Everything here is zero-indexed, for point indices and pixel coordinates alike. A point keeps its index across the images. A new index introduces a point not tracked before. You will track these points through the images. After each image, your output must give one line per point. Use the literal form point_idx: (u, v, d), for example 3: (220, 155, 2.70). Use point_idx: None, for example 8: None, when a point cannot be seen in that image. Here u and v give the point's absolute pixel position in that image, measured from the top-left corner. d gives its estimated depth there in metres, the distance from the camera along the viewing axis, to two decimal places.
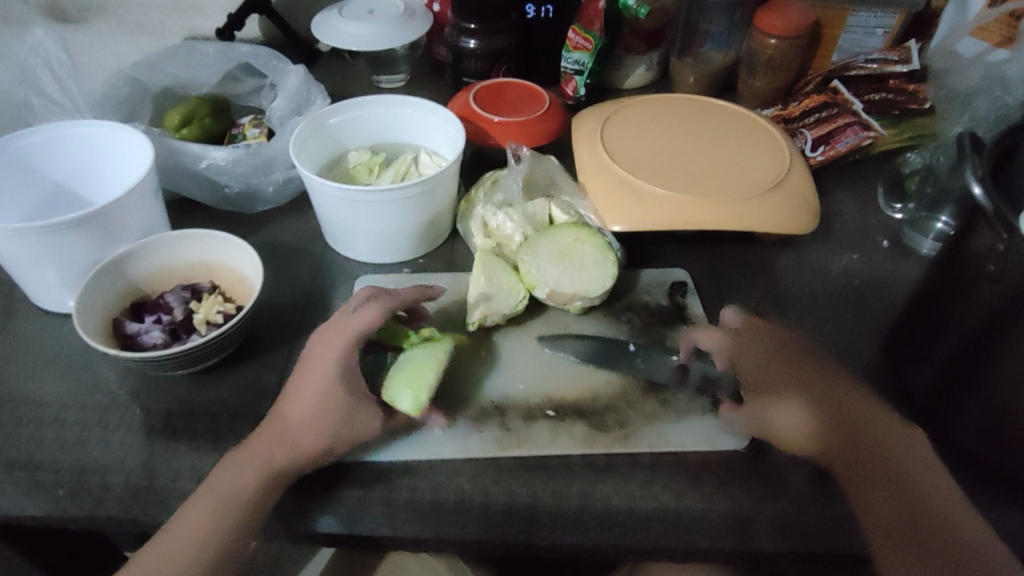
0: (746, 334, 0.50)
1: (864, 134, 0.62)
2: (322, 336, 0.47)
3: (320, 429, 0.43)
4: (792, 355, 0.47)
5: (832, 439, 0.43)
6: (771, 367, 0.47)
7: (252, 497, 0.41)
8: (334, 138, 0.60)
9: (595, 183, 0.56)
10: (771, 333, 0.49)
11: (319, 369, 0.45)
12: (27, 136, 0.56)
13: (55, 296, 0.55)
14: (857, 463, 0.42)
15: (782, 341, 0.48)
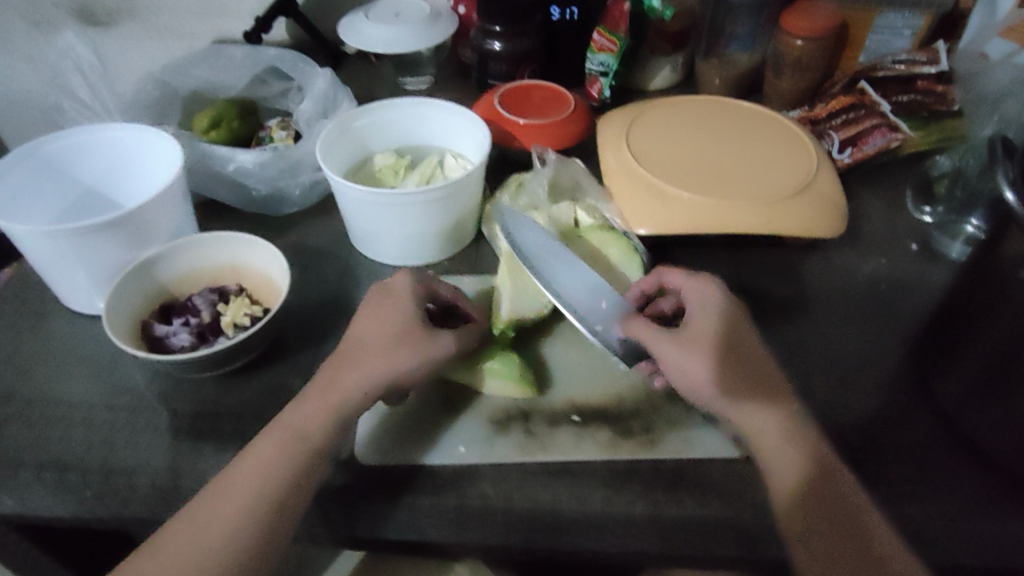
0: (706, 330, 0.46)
1: (892, 136, 0.61)
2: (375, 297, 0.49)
3: (401, 356, 0.45)
4: (749, 384, 0.44)
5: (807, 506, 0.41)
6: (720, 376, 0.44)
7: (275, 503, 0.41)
8: (361, 140, 0.60)
9: (620, 185, 0.56)
10: (734, 338, 0.46)
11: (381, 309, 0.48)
12: (59, 139, 0.57)
13: (85, 297, 0.55)
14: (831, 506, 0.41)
15: (743, 358, 0.45)
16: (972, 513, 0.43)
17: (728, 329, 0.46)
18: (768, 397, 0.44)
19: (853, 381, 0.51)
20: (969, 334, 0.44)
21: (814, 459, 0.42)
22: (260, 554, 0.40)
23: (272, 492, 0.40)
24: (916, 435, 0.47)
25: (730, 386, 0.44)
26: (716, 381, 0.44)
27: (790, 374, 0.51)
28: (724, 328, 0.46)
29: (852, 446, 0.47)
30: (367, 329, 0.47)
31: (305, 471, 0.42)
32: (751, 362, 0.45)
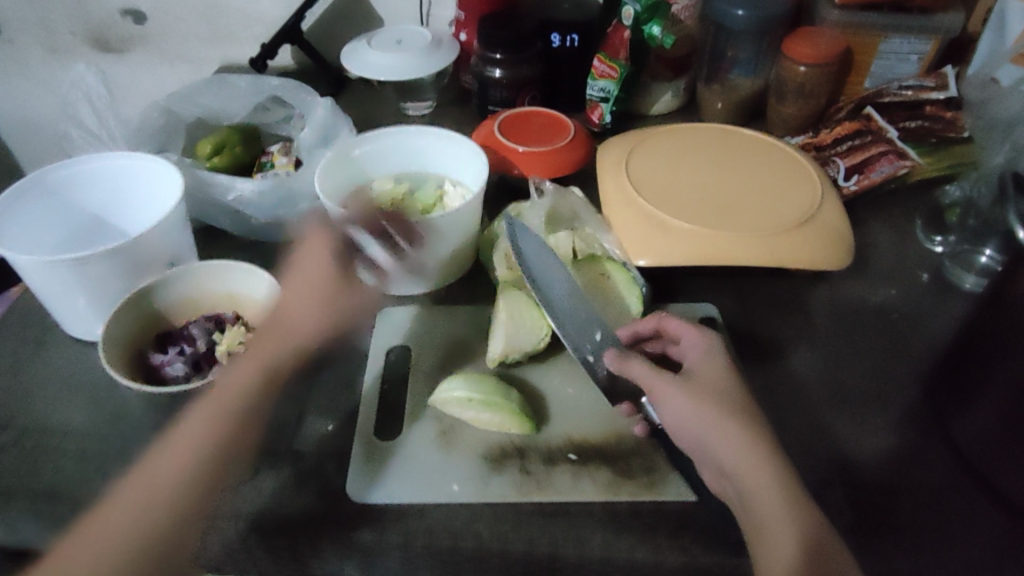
0: (703, 375, 0.44)
1: (899, 164, 0.60)
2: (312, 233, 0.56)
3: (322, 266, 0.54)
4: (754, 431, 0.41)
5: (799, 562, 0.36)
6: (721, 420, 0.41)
7: None
8: (358, 169, 0.60)
9: (620, 216, 0.55)
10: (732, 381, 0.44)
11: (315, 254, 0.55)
12: (65, 168, 0.57)
13: (85, 324, 0.55)
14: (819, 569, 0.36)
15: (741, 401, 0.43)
16: (992, 564, 0.41)
17: (723, 373, 0.44)
18: (762, 442, 0.40)
19: (864, 419, 0.49)
20: (989, 375, 0.45)
21: (813, 514, 0.38)
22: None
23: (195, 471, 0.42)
24: (938, 474, 0.45)
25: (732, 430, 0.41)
26: (718, 425, 0.41)
27: (798, 410, 0.50)
28: (725, 380, 0.44)
29: (868, 490, 0.45)
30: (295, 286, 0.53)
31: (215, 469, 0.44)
32: (753, 413, 0.42)
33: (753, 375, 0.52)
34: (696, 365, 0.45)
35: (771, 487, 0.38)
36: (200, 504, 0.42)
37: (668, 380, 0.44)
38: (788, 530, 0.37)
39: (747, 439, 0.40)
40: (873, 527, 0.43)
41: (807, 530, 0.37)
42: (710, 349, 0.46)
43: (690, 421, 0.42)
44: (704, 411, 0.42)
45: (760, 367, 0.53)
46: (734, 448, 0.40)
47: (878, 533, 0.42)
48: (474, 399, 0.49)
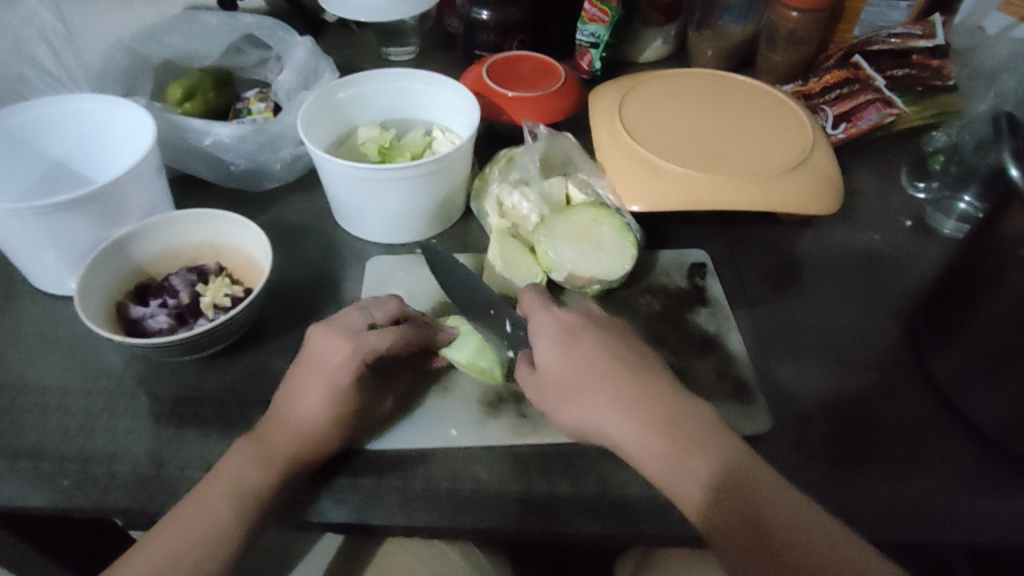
0: (565, 366, 0.43)
1: (886, 111, 0.60)
2: (333, 337, 0.44)
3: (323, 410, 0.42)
4: (652, 419, 0.40)
5: (749, 547, 0.35)
6: (620, 419, 0.40)
7: (248, 497, 0.40)
8: (344, 113, 0.58)
9: (613, 160, 0.55)
10: (602, 362, 0.42)
11: (320, 363, 0.43)
12: (26, 110, 0.52)
13: (56, 277, 0.52)
14: (751, 509, 0.36)
15: (620, 388, 0.41)
16: (968, 489, 0.43)
17: (590, 357, 0.43)
18: (650, 410, 0.40)
19: (849, 359, 0.50)
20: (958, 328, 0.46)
21: (742, 450, 0.39)
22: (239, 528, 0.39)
23: (223, 524, 0.39)
24: (915, 412, 0.47)
25: (632, 425, 0.40)
26: (617, 426, 0.40)
27: (787, 350, 0.51)
28: (580, 358, 0.43)
29: (849, 424, 0.46)
30: (311, 358, 0.44)
31: (242, 523, 0.39)
32: (619, 381, 0.42)
33: (742, 319, 0.53)
34: (545, 358, 0.44)
35: (671, 453, 0.39)
36: (232, 534, 0.39)
37: (550, 395, 0.43)
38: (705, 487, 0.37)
39: (627, 413, 0.40)
40: (850, 459, 0.44)
41: (719, 483, 0.37)
42: (562, 327, 0.44)
43: (591, 422, 0.41)
44: (591, 406, 0.41)
45: (749, 311, 0.54)
46: (621, 434, 0.40)
47: (851, 467, 0.44)
48: (462, 347, 0.48)
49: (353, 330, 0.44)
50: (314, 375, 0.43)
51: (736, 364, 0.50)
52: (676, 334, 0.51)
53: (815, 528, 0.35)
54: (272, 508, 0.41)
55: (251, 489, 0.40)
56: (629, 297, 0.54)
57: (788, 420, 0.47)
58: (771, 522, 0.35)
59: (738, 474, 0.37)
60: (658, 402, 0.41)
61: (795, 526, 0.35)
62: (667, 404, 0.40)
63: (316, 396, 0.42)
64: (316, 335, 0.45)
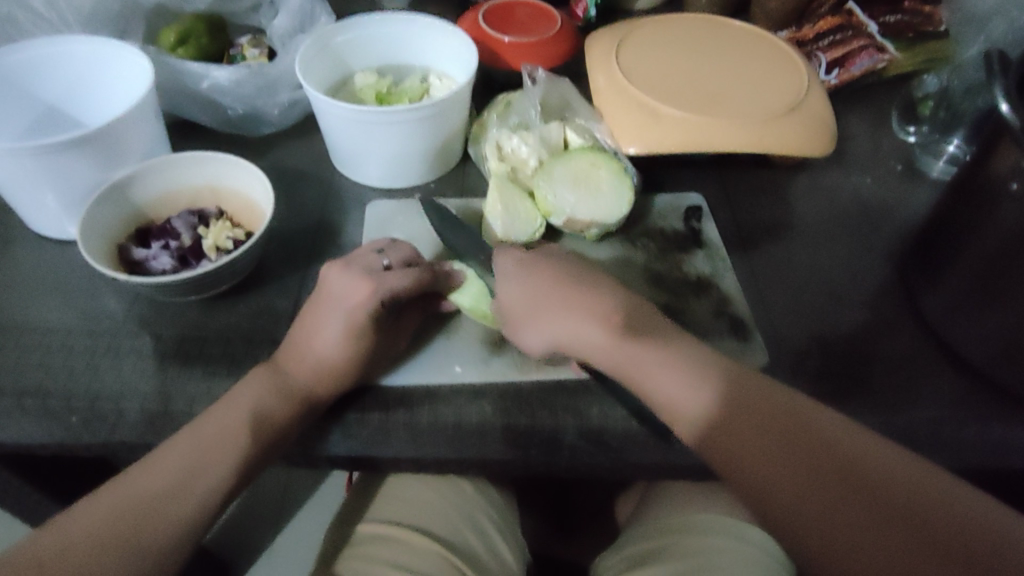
0: (535, 292, 0.45)
1: (878, 57, 0.61)
2: (349, 278, 0.45)
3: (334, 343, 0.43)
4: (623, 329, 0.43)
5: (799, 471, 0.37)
6: (594, 333, 0.43)
7: (263, 427, 0.41)
8: (341, 58, 0.58)
9: (611, 104, 0.55)
10: (564, 284, 0.46)
11: (330, 302, 0.45)
12: (20, 51, 0.51)
13: (54, 220, 0.52)
14: (777, 427, 0.38)
15: (586, 304, 0.44)
16: (956, 417, 0.45)
17: (554, 282, 0.46)
18: (617, 317, 0.44)
19: (843, 297, 0.52)
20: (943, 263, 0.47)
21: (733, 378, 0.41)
22: (249, 459, 0.40)
23: (236, 455, 0.40)
24: (906, 349, 0.49)
25: (603, 335, 0.43)
26: (592, 339, 0.43)
27: (783, 289, 0.52)
28: (543, 286, 0.45)
29: (840, 357, 0.48)
30: (323, 297, 0.45)
31: (256, 452, 0.40)
32: (611, 324, 0.43)
33: (737, 261, 0.54)
34: (513, 289, 0.46)
35: (674, 397, 0.41)
36: (246, 463, 0.40)
37: (524, 322, 0.45)
38: (705, 398, 0.40)
39: (596, 321, 0.43)
40: (841, 390, 0.46)
41: (719, 415, 0.40)
42: (523, 265, 0.47)
43: (565, 337, 0.44)
44: (563, 323, 0.44)
45: (745, 253, 0.55)
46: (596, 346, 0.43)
47: (844, 399, 0.46)
48: (466, 289, 0.49)
49: (369, 268, 0.46)
50: (329, 316, 0.44)
51: (733, 303, 0.51)
52: (674, 275, 0.53)
53: (820, 453, 0.37)
54: (283, 438, 0.42)
55: (262, 422, 0.41)
56: (629, 240, 0.55)
57: (783, 356, 0.48)
58: (770, 440, 0.38)
59: (733, 401, 0.40)
60: (621, 312, 0.44)
61: (793, 453, 0.37)
62: (634, 315, 0.44)
63: (332, 334, 0.43)
64: (327, 284, 0.46)
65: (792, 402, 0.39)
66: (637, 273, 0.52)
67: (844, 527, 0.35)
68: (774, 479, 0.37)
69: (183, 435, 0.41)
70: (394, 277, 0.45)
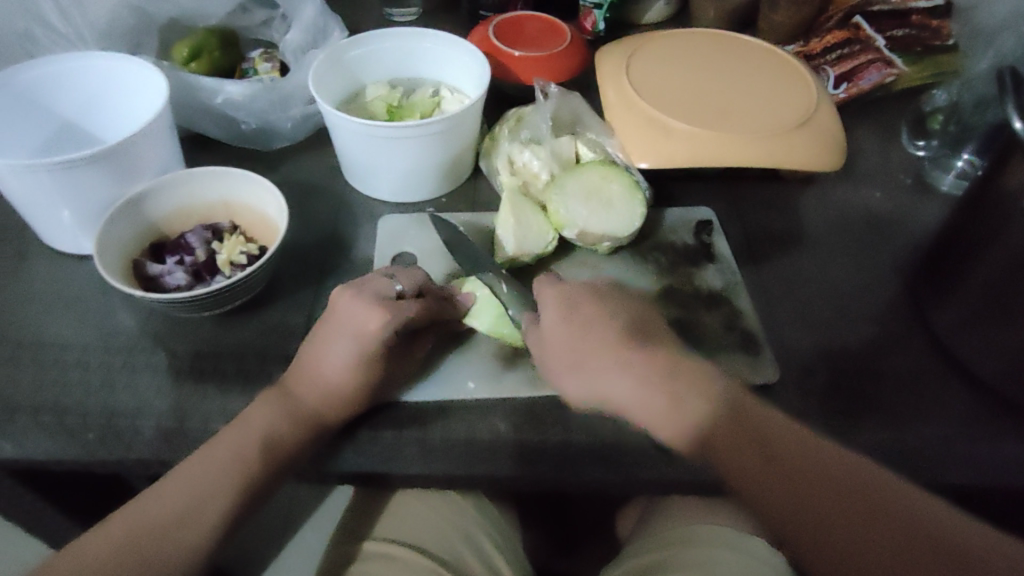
0: (574, 334, 0.45)
1: (887, 71, 0.61)
2: (360, 301, 0.45)
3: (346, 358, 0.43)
4: (659, 377, 0.43)
5: (778, 483, 0.39)
6: (630, 379, 0.43)
7: None
8: (353, 72, 0.58)
9: (622, 118, 0.56)
10: (604, 327, 0.45)
11: (343, 324, 0.44)
12: (36, 68, 0.52)
13: (68, 234, 0.52)
14: (759, 440, 0.41)
15: (625, 351, 0.44)
16: (966, 435, 0.45)
17: (596, 325, 0.45)
18: (653, 365, 0.43)
19: (850, 312, 0.52)
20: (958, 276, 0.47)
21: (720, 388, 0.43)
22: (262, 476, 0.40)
23: None
24: (915, 364, 0.49)
25: (640, 384, 0.43)
26: (630, 388, 0.43)
27: (793, 303, 0.53)
28: (584, 329, 0.45)
29: (851, 373, 0.48)
30: (337, 319, 0.45)
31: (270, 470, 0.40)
32: (655, 380, 0.43)
33: (747, 276, 0.54)
34: (554, 327, 0.45)
35: (679, 418, 0.42)
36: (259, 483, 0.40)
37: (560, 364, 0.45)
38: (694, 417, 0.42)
39: (635, 374, 0.43)
40: (847, 410, 0.46)
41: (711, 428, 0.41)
42: (567, 304, 0.46)
43: (601, 384, 0.44)
44: (603, 371, 0.44)
45: (754, 268, 0.55)
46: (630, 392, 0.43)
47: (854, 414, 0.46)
48: (483, 315, 0.49)
49: (376, 296, 0.45)
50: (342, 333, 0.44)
51: (743, 318, 0.51)
52: (685, 289, 0.53)
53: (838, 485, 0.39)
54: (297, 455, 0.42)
55: (277, 440, 0.41)
56: (641, 254, 0.55)
57: (795, 371, 0.48)
58: (791, 469, 0.39)
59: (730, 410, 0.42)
60: (658, 360, 0.44)
61: (809, 486, 0.39)
62: (668, 363, 0.44)
63: (347, 351, 0.43)
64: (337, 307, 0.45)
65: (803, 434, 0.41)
66: (646, 289, 0.53)
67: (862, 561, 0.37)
68: (794, 509, 0.39)
69: (200, 454, 0.41)
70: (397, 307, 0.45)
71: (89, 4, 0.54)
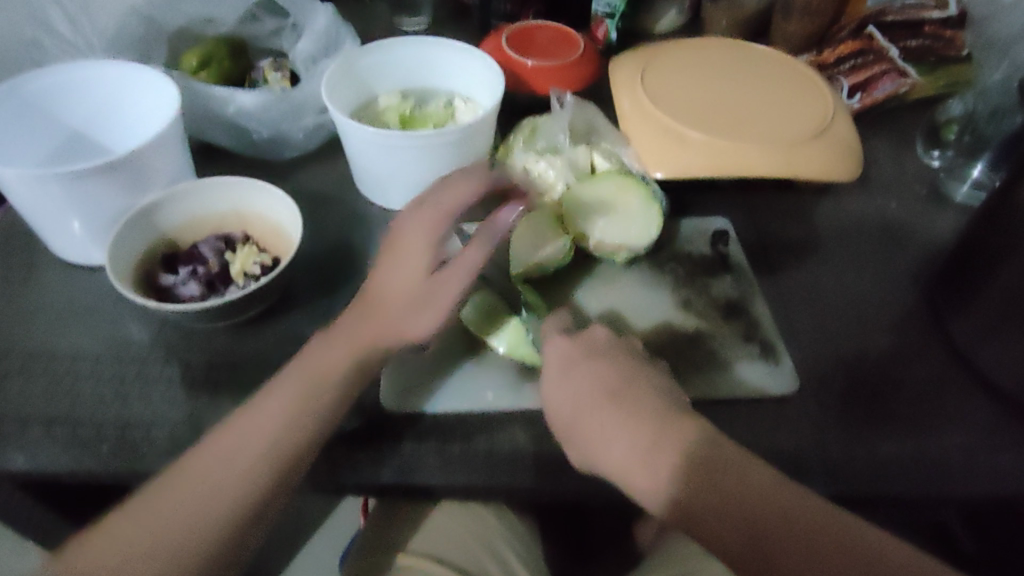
0: (576, 393, 0.44)
1: (901, 81, 0.61)
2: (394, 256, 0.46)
3: None
4: (652, 438, 0.41)
5: (775, 546, 0.37)
6: (625, 441, 0.41)
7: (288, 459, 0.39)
8: (366, 81, 0.58)
9: (637, 128, 0.55)
10: (603, 386, 0.43)
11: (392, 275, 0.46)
12: (45, 77, 0.51)
13: (78, 245, 0.52)
14: (747, 503, 0.38)
15: (626, 411, 0.42)
16: (989, 446, 0.44)
17: (596, 386, 0.43)
18: (649, 425, 0.41)
19: (869, 322, 0.52)
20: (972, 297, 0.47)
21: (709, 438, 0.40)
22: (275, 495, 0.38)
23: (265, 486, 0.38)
24: (938, 375, 0.48)
25: (636, 446, 0.41)
26: (626, 450, 0.41)
27: (811, 313, 0.52)
28: (582, 391, 0.43)
29: (872, 384, 0.48)
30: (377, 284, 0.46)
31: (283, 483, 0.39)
32: (653, 439, 0.41)
33: (765, 286, 0.54)
34: (554, 388, 0.44)
35: (674, 473, 0.39)
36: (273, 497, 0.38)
37: (563, 427, 0.43)
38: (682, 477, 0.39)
39: (632, 437, 0.41)
40: (871, 420, 0.45)
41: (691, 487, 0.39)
42: (567, 363, 0.45)
43: (600, 450, 0.41)
44: (603, 434, 0.42)
45: (772, 278, 0.54)
46: (625, 455, 0.41)
47: (874, 423, 0.45)
48: (501, 330, 0.48)
49: (408, 297, 0.45)
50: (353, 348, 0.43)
51: (762, 328, 0.50)
52: (703, 298, 0.52)
53: (827, 553, 0.36)
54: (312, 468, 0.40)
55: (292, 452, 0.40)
56: (658, 263, 0.54)
57: (816, 381, 0.48)
58: (776, 537, 0.37)
59: (709, 466, 0.39)
60: (656, 418, 0.42)
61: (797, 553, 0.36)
62: (666, 420, 0.41)
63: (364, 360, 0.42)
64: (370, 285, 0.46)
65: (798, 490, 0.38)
66: (663, 300, 0.52)
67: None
68: None
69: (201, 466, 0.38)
70: (432, 307, 0.45)
71: (101, 13, 0.54)
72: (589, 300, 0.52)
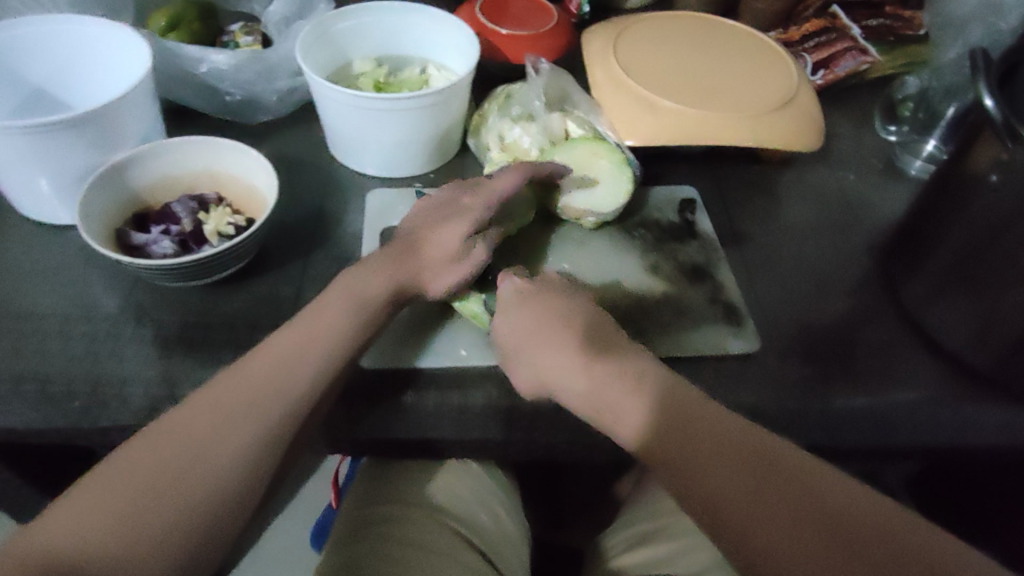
0: (532, 321, 0.44)
1: (862, 59, 0.64)
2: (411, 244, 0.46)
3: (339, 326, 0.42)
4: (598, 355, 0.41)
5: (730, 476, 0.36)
6: (574, 360, 0.41)
7: None
8: (340, 46, 0.58)
9: (610, 97, 0.56)
10: (555, 309, 0.44)
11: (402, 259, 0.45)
12: (6, 29, 0.50)
13: (45, 203, 0.51)
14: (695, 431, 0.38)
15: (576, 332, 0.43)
16: (934, 401, 0.47)
17: (546, 311, 0.44)
18: (600, 346, 0.42)
19: (826, 287, 0.54)
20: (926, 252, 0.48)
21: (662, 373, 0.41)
22: None
23: None
24: (889, 336, 0.50)
25: (584, 365, 0.41)
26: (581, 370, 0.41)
27: (773, 278, 0.54)
28: (534, 318, 0.44)
29: (829, 344, 0.50)
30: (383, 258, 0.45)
31: None
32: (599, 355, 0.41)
33: (729, 252, 0.56)
34: (510, 319, 0.44)
35: (629, 390, 0.40)
36: None
37: (520, 355, 0.43)
38: (639, 398, 0.39)
39: (583, 356, 0.41)
40: (826, 377, 0.47)
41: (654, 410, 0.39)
42: (521, 295, 0.45)
43: (553, 372, 0.42)
44: (557, 356, 0.42)
45: (736, 246, 0.56)
46: (577, 375, 0.41)
47: (829, 381, 0.47)
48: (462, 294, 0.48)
49: (445, 258, 0.46)
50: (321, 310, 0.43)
51: (726, 291, 0.52)
52: (670, 262, 0.54)
53: (774, 479, 0.35)
54: None
55: None
56: (626, 229, 0.56)
57: (777, 341, 0.50)
58: (724, 466, 0.36)
59: (668, 397, 0.39)
60: (605, 340, 0.42)
61: (738, 483, 0.35)
62: (615, 343, 0.42)
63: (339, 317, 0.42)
64: (428, 231, 0.47)
65: (748, 427, 0.38)
66: (632, 264, 0.53)
67: (788, 552, 0.33)
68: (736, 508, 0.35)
69: None
70: (456, 269, 0.46)
71: None
72: (561, 263, 0.53)
